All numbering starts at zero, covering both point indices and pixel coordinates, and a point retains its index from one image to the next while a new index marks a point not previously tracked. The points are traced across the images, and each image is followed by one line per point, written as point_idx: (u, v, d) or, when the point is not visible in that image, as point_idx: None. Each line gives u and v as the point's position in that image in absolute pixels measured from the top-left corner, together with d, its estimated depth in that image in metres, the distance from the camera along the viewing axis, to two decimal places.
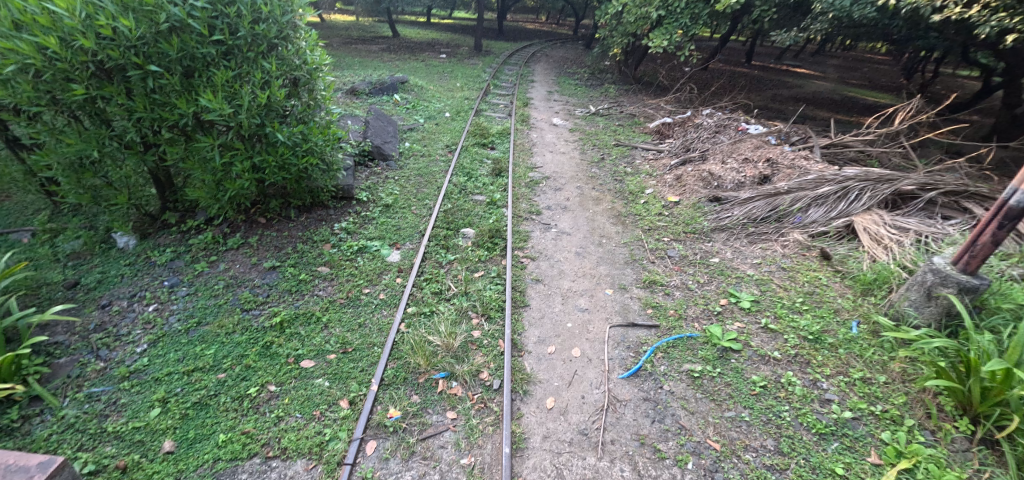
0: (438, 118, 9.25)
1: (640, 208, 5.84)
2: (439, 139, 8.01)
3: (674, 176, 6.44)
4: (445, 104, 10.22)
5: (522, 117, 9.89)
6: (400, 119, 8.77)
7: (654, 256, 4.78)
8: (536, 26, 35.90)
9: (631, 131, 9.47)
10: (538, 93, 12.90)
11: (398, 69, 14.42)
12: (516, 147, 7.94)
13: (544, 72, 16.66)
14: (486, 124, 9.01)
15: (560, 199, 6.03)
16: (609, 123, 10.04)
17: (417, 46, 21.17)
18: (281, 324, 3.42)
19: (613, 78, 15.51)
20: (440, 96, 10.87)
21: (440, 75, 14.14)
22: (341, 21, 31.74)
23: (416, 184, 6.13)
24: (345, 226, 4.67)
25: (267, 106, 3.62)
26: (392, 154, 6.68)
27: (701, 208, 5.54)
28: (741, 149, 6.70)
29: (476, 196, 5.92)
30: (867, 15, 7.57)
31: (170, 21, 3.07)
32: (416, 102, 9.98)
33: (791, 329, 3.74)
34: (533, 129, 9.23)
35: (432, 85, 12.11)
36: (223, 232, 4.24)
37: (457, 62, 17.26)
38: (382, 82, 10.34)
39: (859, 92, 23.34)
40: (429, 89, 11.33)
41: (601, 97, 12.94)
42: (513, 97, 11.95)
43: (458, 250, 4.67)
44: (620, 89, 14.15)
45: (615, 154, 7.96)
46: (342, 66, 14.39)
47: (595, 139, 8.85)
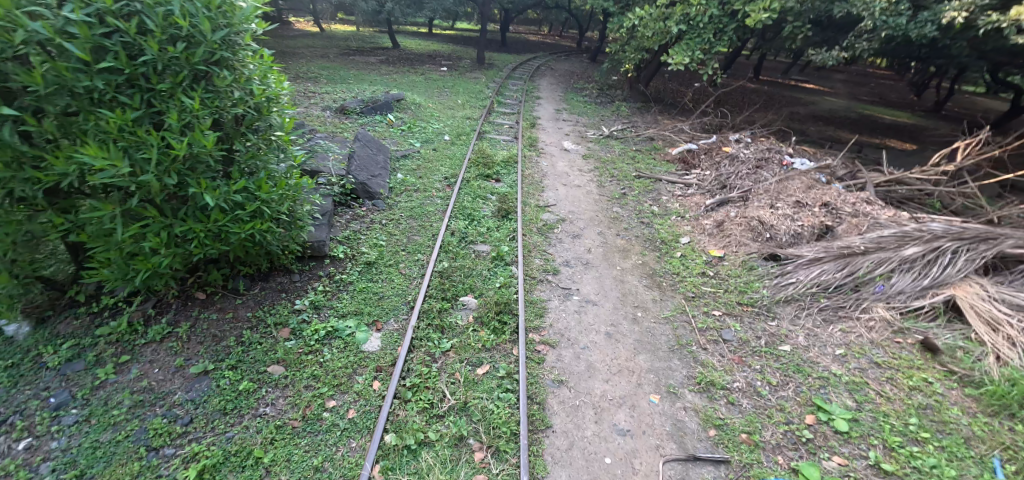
0: (436, 142, 8.30)
1: (676, 264, 4.84)
2: (436, 169, 7.03)
3: (713, 222, 5.45)
4: (444, 126, 9.28)
5: (530, 141, 8.92)
6: (393, 145, 7.81)
7: (705, 339, 3.76)
8: (539, 37, 35.25)
9: (651, 159, 8.51)
10: (545, 111, 11.96)
11: (395, 83, 13.50)
12: (524, 178, 6.95)
13: (551, 87, 15.78)
14: (489, 149, 8.04)
15: (580, 251, 5.02)
16: (625, 149, 9.09)
17: (417, 58, 20.35)
18: (201, 476, 2.36)
19: (623, 95, 14.63)
20: (438, 116, 9.92)
21: (439, 91, 13.23)
22: (340, 32, 31.03)
23: (407, 230, 5.12)
24: (312, 299, 3.66)
25: (192, 158, 2.58)
26: (379, 191, 5.67)
27: (755, 268, 4.53)
28: (790, 190, 5.70)
29: (479, 248, 4.91)
30: (927, 35, 6.64)
31: (29, 41, 2.06)
32: (411, 123, 9.03)
33: (916, 471, 2.69)
34: (542, 156, 8.25)
35: (431, 102, 11.18)
36: (147, 315, 3.23)
37: (458, 76, 16.40)
38: (375, 101, 9.40)
39: (875, 110, 22.52)
40: (426, 108, 10.39)
41: (614, 117, 12.01)
42: (519, 116, 11.01)
43: (457, 331, 3.64)
44: (632, 108, 13.23)
45: (637, 189, 6.98)
46: (336, 80, 13.50)
47: (613, 168, 7.88)
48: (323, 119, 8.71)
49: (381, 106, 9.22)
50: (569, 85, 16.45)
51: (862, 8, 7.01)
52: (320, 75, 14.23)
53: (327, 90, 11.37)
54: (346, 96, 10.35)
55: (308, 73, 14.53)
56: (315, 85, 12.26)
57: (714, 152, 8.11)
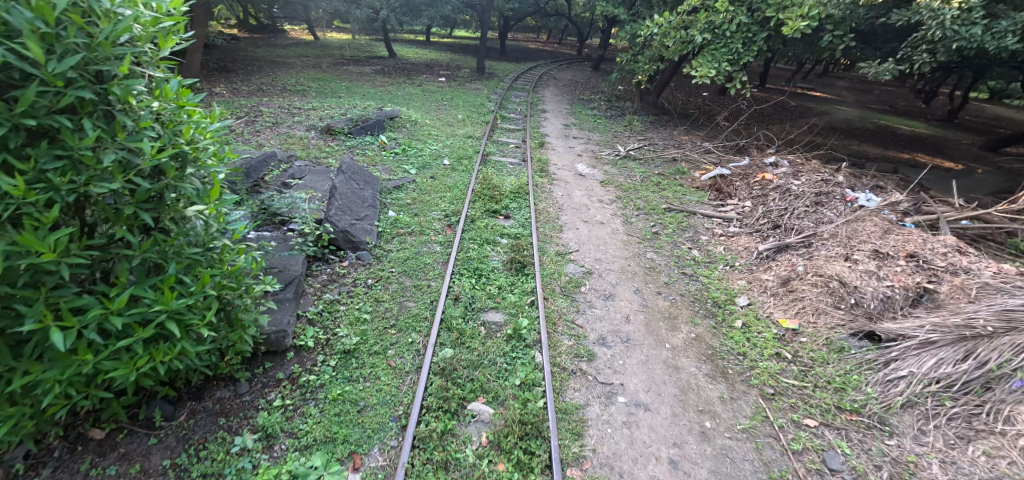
0: (434, 167, 7.30)
1: (740, 339, 3.83)
2: (434, 203, 6.02)
3: (775, 277, 4.46)
4: (444, 148, 8.30)
5: (540, 165, 7.95)
6: (385, 173, 6.81)
7: (805, 470, 2.74)
8: (539, 45, 34.48)
9: (677, 185, 7.54)
10: (553, 128, 11.00)
11: (390, 97, 12.54)
12: (537, 213, 5.95)
13: (556, 99, 14.86)
14: (495, 177, 7.04)
15: (616, 321, 4.01)
16: (646, 174, 8.12)
17: (414, 68, 19.41)
18: None
19: (634, 109, 13.71)
20: (437, 135, 8.94)
21: (437, 105, 12.25)
22: (335, 40, 30.14)
23: (399, 294, 4.08)
24: (263, 427, 2.62)
25: (31, 267, 1.62)
26: (365, 239, 4.66)
27: (847, 351, 3.54)
28: (865, 234, 4.71)
29: (490, 319, 3.88)
30: (1006, 48, 5.69)
31: None
32: (405, 144, 8.03)
33: None
34: (555, 183, 7.28)
35: (429, 119, 10.20)
36: (12, 475, 2.14)
37: (457, 87, 15.45)
38: (366, 120, 8.38)
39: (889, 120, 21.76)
40: (423, 125, 9.40)
41: (627, 133, 11.07)
42: (525, 134, 10.04)
43: (464, 465, 2.61)
44: (645, 122, 12.31)
45: (669, 227, 5.99)
46: (326, 93, 12.51)
47: (637, 199, 6.90)
48: (307, 142, 7.71)
49: (372, 125, 8.20)
50: (575, 96, 15.51)
51: (928, 15, 6.05)
52: (310, 87, 13.25)
53: (316, 105, 10.38)
54: (335, 113, 9.36)
55: (298, 85, 13.55)
56: (303, 99, 11.26)
57: (751, 179, 7.14)
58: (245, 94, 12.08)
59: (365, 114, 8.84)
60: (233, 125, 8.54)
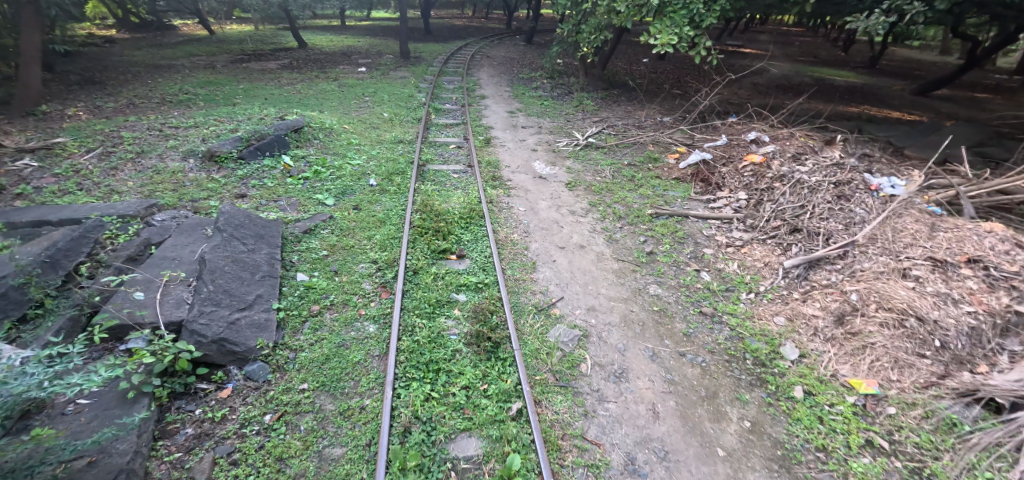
0: (357, 192, 5.66)
1: (812, 422, 2.76)
2: (360, 249, 4.46)
3: (824, 314, 3.45)
4: (370, 162, 6.61)
5: (491, 171, 6.51)
6: (290, 212, 5.09)
7: None
8: (465, 21, 32.16)
9: (655, 178, 6.40)
10: (498, 117, 9.48)
11: (299, 98, 10.39)
12: (500, 245, 4.57)
13: (495, 81, 13.26)
14: (438, 197, 5.52)
15: (642, 420, 2.78)
16: (616, 166, 6.91)
17: (329, 59, 16.93)
18: None
19: (582, 85, 12.43)
20: (359, 146, 7.21)
21: (358, 103, 10.29)
22: (233, 33, 26.17)
23: (314, 436, 2.62)
24: None
25: None
26: (254, 342, 3.06)
27: (960, 429, 2.62)
28: (909, 236, 3.88)
29: (461, 458, 2.53)
30: None
31: None
32: (318, 164, 6.25)
33: None
34: (514, 193, 5.90)
35: (348, 124, 8.34)
36: None
37: (381, 77, 13.42)
38: (262, 135, 6.44)
39: (820, 71, 22.14)
40: (341, 134, 7.58)
41: (582, 114, 9.81)
42: (467, 129, 8.50)
43: None
44: (597, 100, 11.11)
45: (664, 240, 4.83)
46: (215, 102, 10.11)
47: (614, 202, 5.67)
48: (179, 177, 5.73)
49: (271, 142, 6.28)
50: (516, 76, 13.95)
51: None
52: (195, 95, 10.71)
53: (198, 119, 8.15)
54: (221, 129, 7.27)
55: (179, 93, 10.92)
56: (182, 113, 8.91)
57: (739, 163, 6.14)
58: (105, 112, 9.40)
59: (261, 127, 6.86)
60: (74, 162, 6.29)
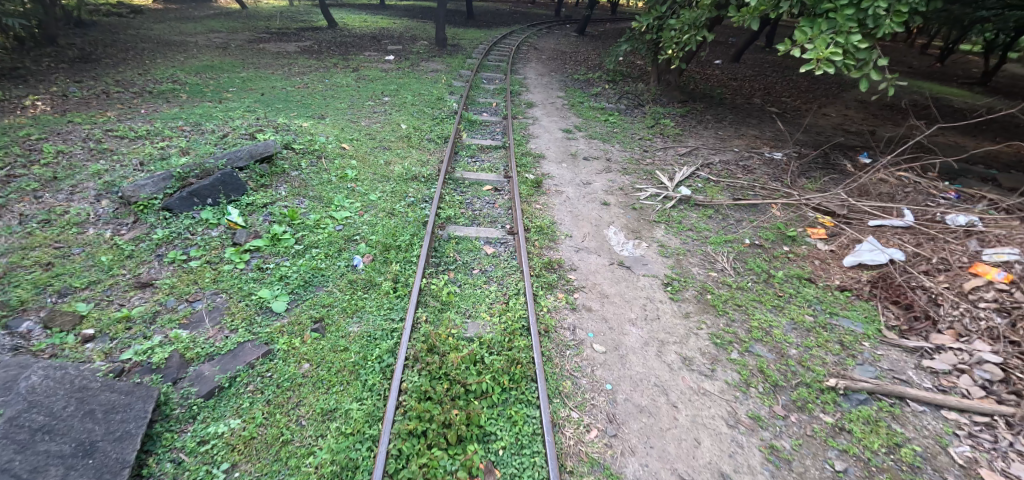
0: (328, 285, 3.54)
1: None
2: (297, 458, 2.26)
3: None
4: (362, 218, 4.47)
5: (541, 248, 4.26)
6: (206, 332, 3.02)
7: None
8: (509, 5, 29.56)
9: (804, 284, 3.99)
10: (550, 139, 7.16)
11: (302, 97, 8.35)
12: (566, 467, 2.32)
13: (545, 81, 10.84)
14: (456, 313, 3.34)
15: None
16: (733, 246, 4.50)
17: (357, 43, 14.90)
18: None
19: (653, 95, 9.86)
20: (354, 184, 5.07)
21: (372, 107, 8.15)
22: (266, 8, 24.61)
23: None
24: None
25: None
26: None
27: None
28: None
29: None
30: None
31: None
32: (282, 222, 4.14)
33: None
34: (580, 298, 3.62)
35: (350, 142, 6.23)
36: None
37: (410, 69, 11.25)
38: (207, 171, 4.35)
39: (926, 85, 18.50)
40: (336, 162, 5.47)
41: (661, 142, 7.34)
42: (507, 159, 6.23)
43: None
44: (677, 119, 8.58)
45: (879, 471, 2.48)
46: (202, 96, 8.22)
47: (752, 342, 3.33)
48: (70, 235, 3.76)
49: (211, 186, 4.15)
50: (569, 76, 11.46)
51: None
52: (183, 85, 8.86)
53: (161, 124, 6.22)
54: (174, 146, 5.29)
55: (167, 82, 9.10)
56: (151, 112, 7.03)
57: (962, 281, 3.68)
58: (67, 103, 7.65)
59: (215, 155, 4.75)
60: None
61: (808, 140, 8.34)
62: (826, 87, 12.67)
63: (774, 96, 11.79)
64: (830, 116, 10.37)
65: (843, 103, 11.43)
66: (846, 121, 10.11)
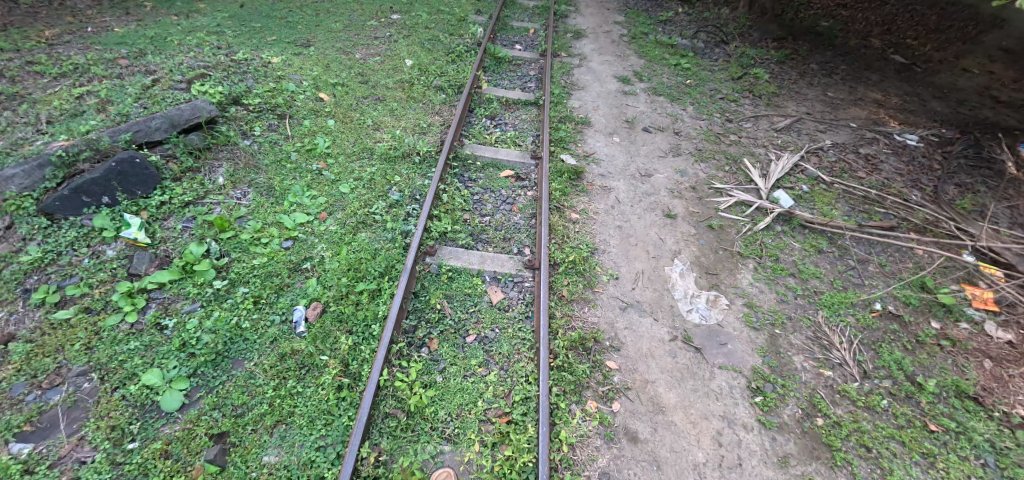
0: (252, 360, 2.43)
1: None
2: None
3: None
4: (323, 228, 3.20)
5: (573, 300, 2.92)
6: (57, 449, 2.02)
7: None
8: None
9: (967, 407, 2.61)
10: (601, 92, 5.26)
11: (288, 12, 6.61)
12: None
13: None
14: (427, 436, 2.22)
15: None
16: (854, 316, 3.14)
17: None
18: None
19: (740, 27, 7.47)
20: (322, 165, 3.73)
21: (375, 27, 6.32)
22: None
23: None
24: None
25: None
26: None
27: None
28: None
29: None
30: None
31: None
32: (205, 237, 2.97)
33: None
34: (619, 412, 2.40)
35: (331, 90, 4.69)
36: None
37: None
38: (104, 151, 3.11)
39: None
40: (304, 127, 4.08)
41: (749, 107, 5.40)
42: (540, 123, 4.53)
43: None
44: (773, 67, 6.40)
45: None
46: (172, 9, 6.69)
47: None
48: None
49: (102, 179, 2.93)
50: None
51: None
52: None
53: (96, 54, 4.88)
54: (94, 96, 4.02)
55: None
56: (102, 34, 5.69)
57: None
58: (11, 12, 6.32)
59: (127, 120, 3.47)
60: None
61: (946, 115, 6.18)
62: None
63: (896, 33, 8.84)
64: (972, 72, 7.74)
65: None
66: (994, 79, 7.53)
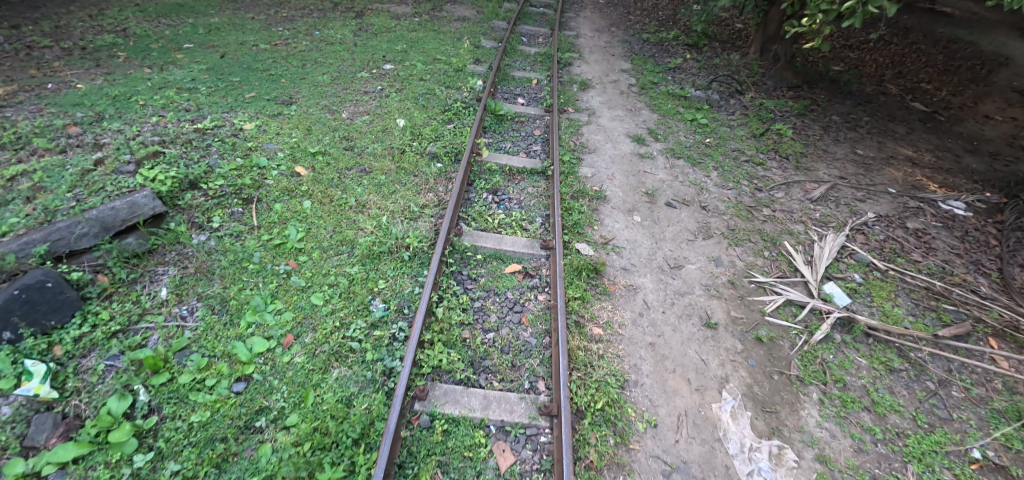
0: None
1: None
2: None
3: None
4: (286, 363, 2.57)
5: (603, 465, 2.26)
6: None
7: None
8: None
9: None
10: (615, 155, 4.72)
11: (272, 62, 6.12)
12: None
13: (605, 40, 8.00)
14: None
15: None
16: (951, 471, 2.47)
17: None
18: None
19: (753, 75, 7.06)
20: (291, 266, 3.12)
21: (365, 79, 5.82)
22: None
23: None
24: None
25: None
26: None
27: None
28: None
29: None
30: None
31: None
32: (131, 384, 2.36)
33: None
34: None
35: (310, 160, 4.09)
36: None
37: (427, 15, 8.57)
38: (12, 270, 2.52)
39: None
40: (273, 213, 3.47)
41: (777, 171, 4.87)
42: (548, 200, 3.94)
43: None
44: (796, 122, 5.92)
45: None
46: (146, 60, 6.21)
47: None
48: None
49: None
50: (635, 34, 8.55)
51: None
52: (129, 40, 6.83)
53: (45, 119, 4.31)
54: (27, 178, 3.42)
55: (111, 33, 7.04)
56: (62, 92, 5.17)
57: None
58: None
59: (51, 221, 2.89)
60: None
61: (984, 172, 5.71)
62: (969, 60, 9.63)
63: (907, 76, 8.64)
64: (994, 119, 7.43)
65: (1001, 89, 8.53)
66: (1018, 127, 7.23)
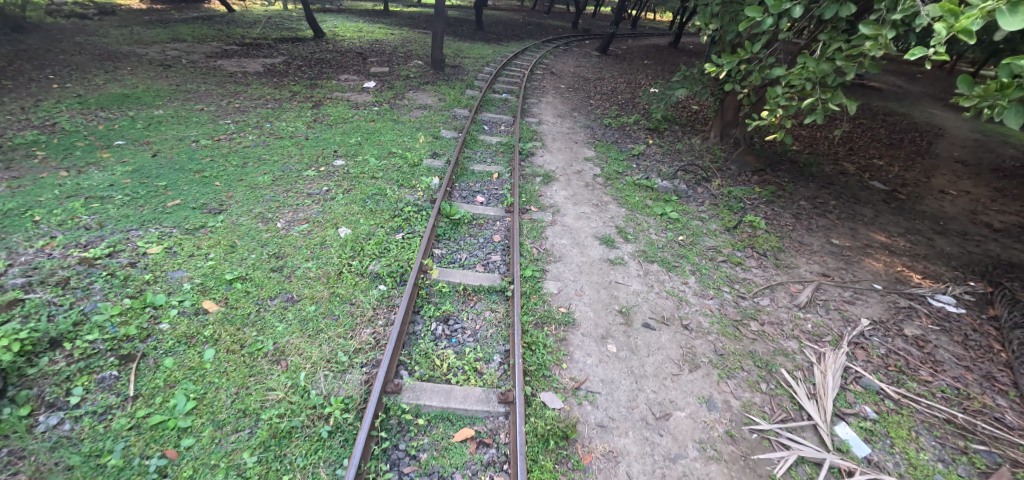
0: None
1: None
2: None
3: None
4: None
5: None
6: None
7: None
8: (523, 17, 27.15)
9: None
10: (582, 264, 4.28)
11: (209, 161, 5.64)
12: None
13: (568, 126, 7.98)
14: None
15: None
16: None
17: (335, 60, 12.18)
18: None
19: (716, 160, 7.03)
20: (167, 457, 2.32)
21: (311, 178, 5.36)
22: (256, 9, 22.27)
23: None
24: None
25: None
26: None
27: None
28: None
29: None
30: None
31: None
32: None
33: None
34: None
35: (224, 291, 3.44)
36: None
37: (387, 104, 8.45)
38: None
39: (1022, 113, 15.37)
40: (159, 374, 2.75)
41: (757, 271, 4.52)
42: (507, 329, 3.37)
43: None
44: (767, 210, 5.73)
45: None
46: (65, 161, 5.61)
47: None
48: None
49: None
50: (597, 119, 8.63)
51: None
52: (54, 136, 6.28)
53: None
54: None
55: (35, 129, 6.50)
56: None
57: None
58: None
59: None
60: None
61: (960, 254, 5.55)
62: (910, 134, 10.21)
63: (859, 152, 8.94)
64: (950, 193, 7.57)
65: (946, 162, 8.92)
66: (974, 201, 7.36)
